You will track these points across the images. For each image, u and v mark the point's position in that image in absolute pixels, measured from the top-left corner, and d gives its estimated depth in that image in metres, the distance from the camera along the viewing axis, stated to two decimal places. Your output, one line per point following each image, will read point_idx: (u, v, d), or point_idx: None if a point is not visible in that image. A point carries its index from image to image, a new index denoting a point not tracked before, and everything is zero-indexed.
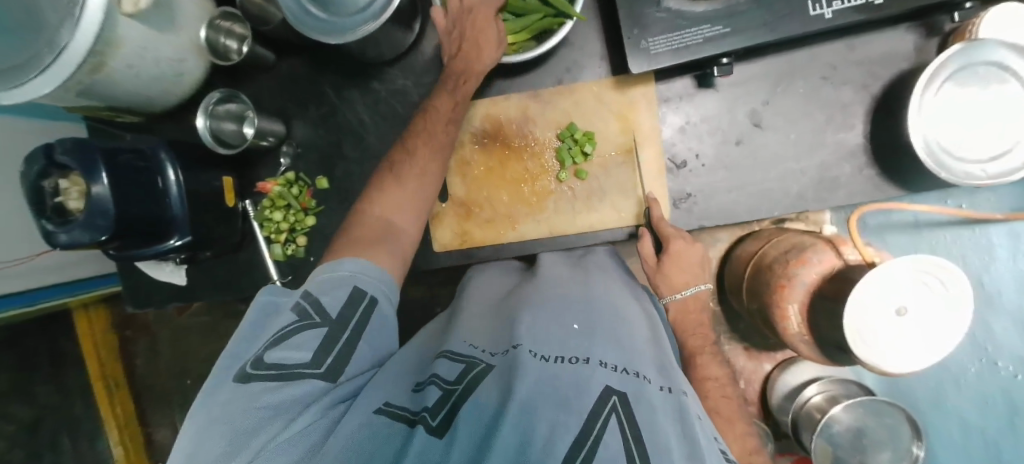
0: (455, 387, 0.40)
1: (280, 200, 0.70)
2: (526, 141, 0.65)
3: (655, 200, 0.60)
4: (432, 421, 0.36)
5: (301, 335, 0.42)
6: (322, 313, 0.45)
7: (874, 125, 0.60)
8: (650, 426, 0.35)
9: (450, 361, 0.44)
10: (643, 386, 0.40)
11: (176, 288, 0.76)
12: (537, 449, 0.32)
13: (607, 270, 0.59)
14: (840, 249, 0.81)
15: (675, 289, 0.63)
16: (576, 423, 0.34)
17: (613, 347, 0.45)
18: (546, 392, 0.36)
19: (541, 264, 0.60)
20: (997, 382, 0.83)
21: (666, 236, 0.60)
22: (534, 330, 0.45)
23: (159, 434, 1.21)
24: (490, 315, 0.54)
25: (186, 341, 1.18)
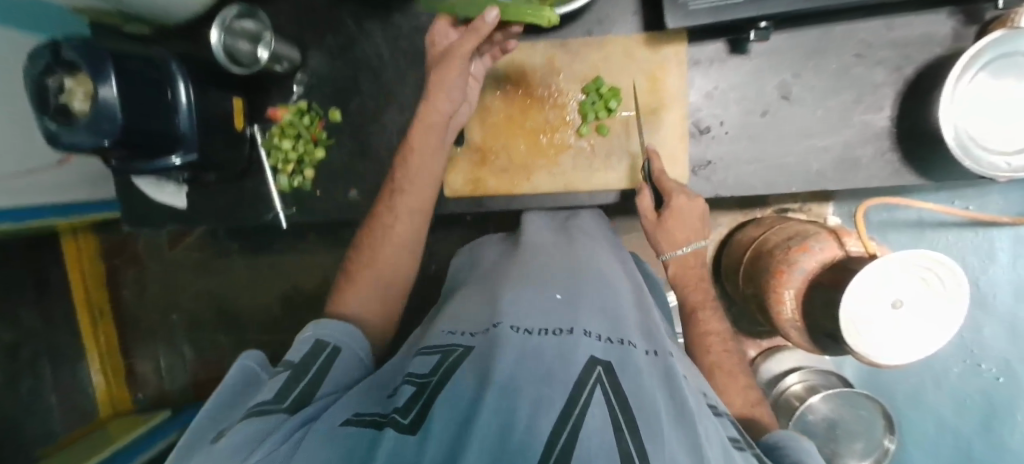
0: (428, 379, 0.39)
1: (290, 129, 0.70)
2: (549, 93, 0.64)
3: (655, 151, 0.59)
4: (401, 421, 0.33)
5: (268, 384, 0.42)
6: (285, 365, 0.46)
7: (903, 109, 0.59)
8: (636, 389, 0.36)
9: (425, 355, 0.44)
10: (628, 351, 0.41)
11: (175, 210, 0.76)
12: (520, 427, 0.29)
13: (595, 242, 0.60)
14: (843, 240, 0.81)
15: (677, 246, 0.60)
16: (561, 394, 0.33)
17: (598, 317, 0.46)
18: (528, 370, 0.36)
19: (525, 231, 0.63)
20: (979, 383, 0.81)
21: (667, 191, 0.59)
22: (517, 309, 0.46)
23: (140, 365, 1.41)
24: (478, 298, 0.55)
25: (176, 275, 1.38)
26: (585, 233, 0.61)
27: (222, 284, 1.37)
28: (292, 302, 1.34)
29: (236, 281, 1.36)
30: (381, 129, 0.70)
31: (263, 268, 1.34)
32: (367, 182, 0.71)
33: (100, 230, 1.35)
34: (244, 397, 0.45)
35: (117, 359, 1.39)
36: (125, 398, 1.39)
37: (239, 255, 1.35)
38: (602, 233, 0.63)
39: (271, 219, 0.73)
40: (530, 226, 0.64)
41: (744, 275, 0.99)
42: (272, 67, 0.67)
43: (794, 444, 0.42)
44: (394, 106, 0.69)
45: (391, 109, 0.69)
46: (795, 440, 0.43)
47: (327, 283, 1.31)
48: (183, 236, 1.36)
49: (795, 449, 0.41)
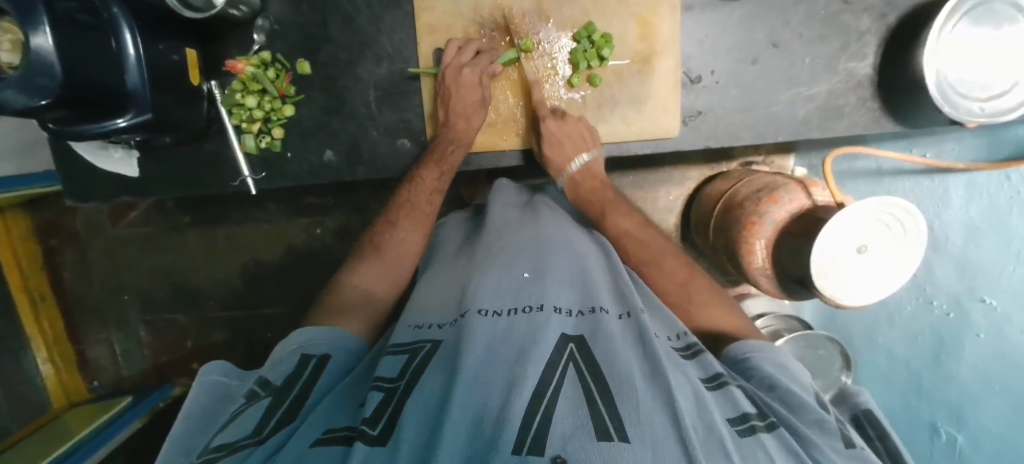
0: (397, 383, 0.35)
1: (253, 84, 0.62)
2: (538, 41, 0.61)
3: (534, 81, 0.61)
4: (369, 433, 0.29)
5: (247, 412, 0.37)
6: (268, 386, 0.40)
7: (885, 57, 0.60)
8: (609, 356, 0.34)
9: (392, 356, 0.39)
10: (600, 320, 0.40)
11: (123, 179, 0.68)
12: (491, 419, 0.27)
13: (562, 224, 0.58)
14: (811, 190, 0.85)
15: (562, 169, 0.62)
16: (534, 375, 0.31)
17: (565, 291, 0.44)
18: (498, 356, 0.34)
19: (491, 213, 0.61)
20: (930, 320, 0.84)
21: (540, 118, 0.60)
22: (483, 291, 0.43)
23: (92, 351, 1.31)
24: (443, 288, 0.51)
25: (123, 252, 1.28)
26: (546, 205, 0.63)
27: (176, 260, 1.28)
28: (256, 275, 1.28)
29: (193, 257, 1.28)
30: (355, 83, 0.65)
31: (220, 241, 1.26)
32: (343, 141, 0.66)
33: (32, 209, 1.23)
34: (215, 419, 0.40)
35: (67, 350, 1.29)
36: (79, 388, 1.30)
37: (192, 228, 1.26)
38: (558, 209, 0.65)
39: (239, 186, 0.68)
40: (497, 206, 0.63)
41: (714, 228, 1.02)
42: (229, 12, 0.59)
43: (791, 369, 0.46)
44: (370, 57, 0.64)
45: (365, 60, 0.64)
46: (773, 356, 0.47)
47: (292, 253, 1.25)
48: (128, 210, 1.25)
49: (765, 364, 0.45)
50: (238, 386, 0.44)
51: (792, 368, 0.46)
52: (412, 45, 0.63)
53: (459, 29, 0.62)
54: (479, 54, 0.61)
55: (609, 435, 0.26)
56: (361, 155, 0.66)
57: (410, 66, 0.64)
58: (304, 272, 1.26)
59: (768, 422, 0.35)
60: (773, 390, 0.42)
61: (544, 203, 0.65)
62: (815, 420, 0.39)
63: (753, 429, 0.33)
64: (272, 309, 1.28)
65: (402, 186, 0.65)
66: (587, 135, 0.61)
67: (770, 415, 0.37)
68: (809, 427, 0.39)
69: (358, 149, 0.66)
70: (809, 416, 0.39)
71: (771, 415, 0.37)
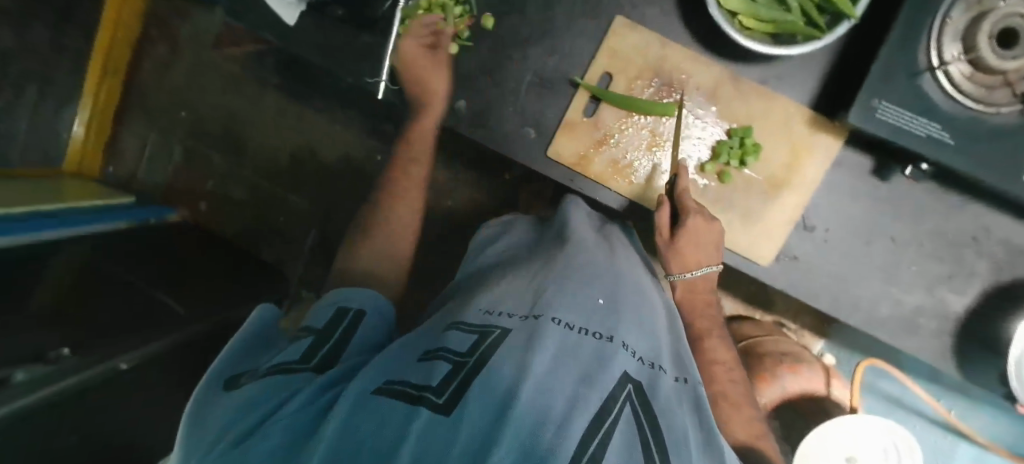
0: (466, 359, 0.36)
1: (438, 11, 0.67)
2: (695, 115, 0.64)
3: (684, 171, 0.60)
4: (436, 400, 0.31)
5: (294, 345, 0.43)
6: (309, 328, 0.46)
7: (982, 305, 0.61)
8: (666, 413, 0.37)
9: (461, 333, 0.40)
10: (658, 376, 0.41)
11: (278, 23, 0.69)
12: (550, 427, 0.29)
13: (634, 264, 0.60)
14: (830, 381, 0.91)
15: (686, 268, 0.63)
16: (595, 400, 0.33)
17: (636, 333, 0.46)
18: (565, 372, 0.36)
19: (571, 225, 0.63)
20: None
21: (688, 209, 0.59)
22: (561, 299, 0.45)
23: (125, 140, 1.34)
24: (518, 277, 0.52)
25: (207, 75, 1.31)
26: (618, 239, 0.65)
27: (245, 109, 1.31)
28: (302, 163, 1.30)
29: (261, 116, 1.31)
30: (519, 59, 0.67)
31: (292, 115, 1.29)
32: (476, 100, 0.68)
33: None
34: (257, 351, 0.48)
35: (105, 127, 1.31)
36: (93, 165, 1.31)
37: (276, 91, 1.30)
38: (630, 248, 0.66)
39: (371, 84, 0.70)
40: (572, 215, 0.66)
41: None
42: None
43: None
44: (545, 46, 0.66)
45: (539, 46, 0.67)
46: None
47: (346, 163, 1.28)
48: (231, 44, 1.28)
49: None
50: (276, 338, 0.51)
51: None
52: (586, 57, 0.66)
53: (634, 66, 0.65)
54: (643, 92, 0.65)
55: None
56: (486, 121, 0.68)
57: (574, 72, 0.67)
58: (346, 185, 1.28)
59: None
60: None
61: (615, 236, 0.67)
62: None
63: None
64: (297, 199, 1.30)
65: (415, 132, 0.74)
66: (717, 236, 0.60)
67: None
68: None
69: (486, 113, 0.68)
70: None
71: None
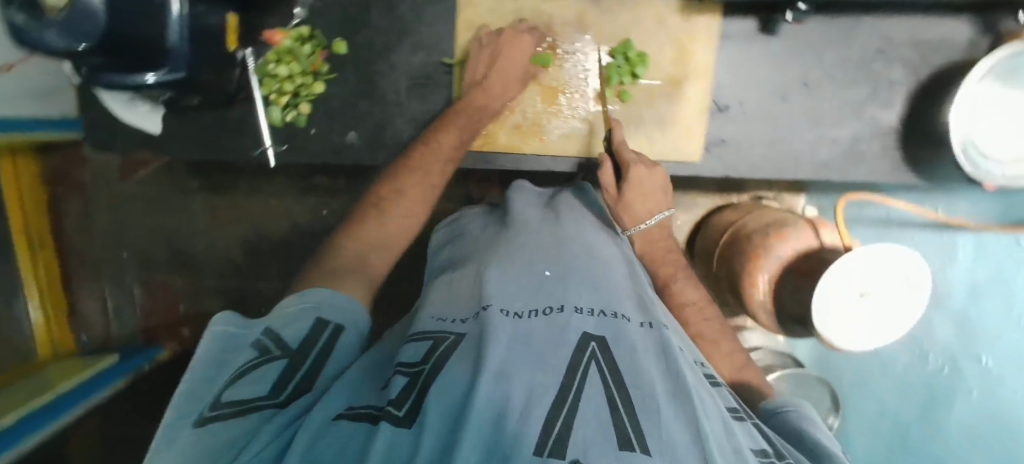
0: (421, 368, 0.35)
1: (288, 56, 0.64)
2: (573, 51, 0.62)
3: (617, 121, 0.60)
4: (396, 414, 0.29)
5: (260, 369, 0.34)
6: (281, 345, 0.37)
7: (913, 109, 0.61)
8: (631, 366, 0.35)
9: (415, 342, 0.40)
10: (622, 325, 0.41)
11: (145, 136, 0.69)
12: (513, 415, 0.28)
13: (582, 223, 0.57)
14: (819, 231, 0.87)
15: (640, 219, 0.60)
16: (555, 380, 0.32)
17: (588, 291, 0.45)
18: (521, 354, 0.34)
19: (513, 210, 0.62)
20: (924, 373, 0.86)
21: (630, 161, 0.59)
22: (502, 289, 0.44)
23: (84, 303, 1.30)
24: (465, 280, 0.51)
25: (129, 206, 1.28)
26: (568, 205, 0.62)
27: (180, 223, 1.28)
28: (256, 248, 1.27)
29: (197, 222, 1.28)
30: (389, 69, 0.65)
31: (225, 209, 1.26)
32: (367, 125, 0.67)
33: (42, 155, 1.22)
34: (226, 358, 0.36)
35: (57, 298, 1.27)
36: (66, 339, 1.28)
37: (200, 194, 1.27)
38: (583, 209, 0.62)
39: (258, 156, 0.69)
40: (518, 202, 0.65)
41: (719, 256, 1.02)
42: None
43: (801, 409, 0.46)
44: (407, 45, 0.64)
45: (401, 47, 0.65)
46: (798, 408, 0.46)
47: (295, 231, 1.25)
48: (139, 167, 1.25)
49: (797, 417, 0.44)
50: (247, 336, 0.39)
51: (809, 414, 0.45)
52: (450, 38, 0.64)
53: (498, 29, 0.63)
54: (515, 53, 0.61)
55: (631, 445, 0.27)
56: (384, 141, 0.67)
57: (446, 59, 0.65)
58: (305, 251, 1.25)
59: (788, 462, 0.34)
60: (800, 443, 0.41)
61: (564, 204, 0.63)
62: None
63: (774, 461, 0.32)
64: (266, 284, 1.28)
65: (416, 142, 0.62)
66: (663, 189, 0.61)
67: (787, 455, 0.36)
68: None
69: (381, 134, 0.67)
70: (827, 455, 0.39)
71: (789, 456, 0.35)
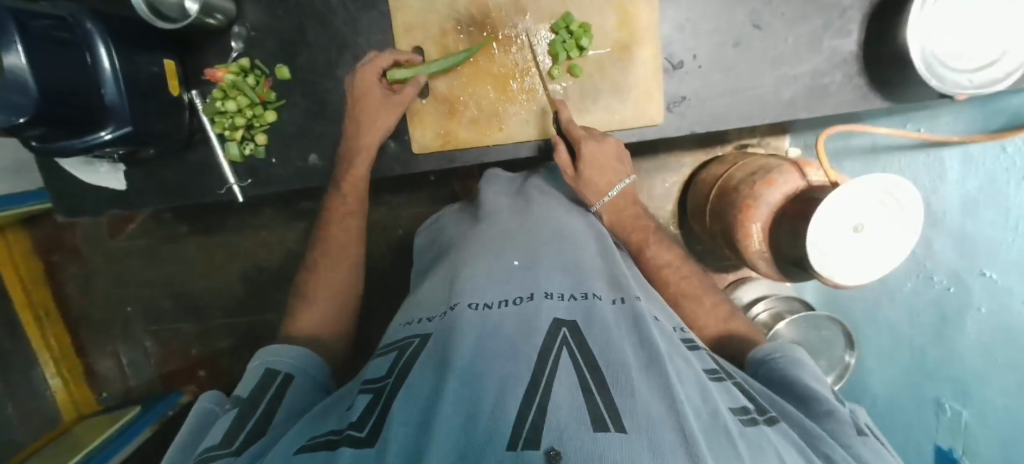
0: (385, 382, 0.37)
1: (234, 92, 0.63)
2: (516, 35, 0.61)
3: (562, 102, 0.59)
4: (358, 434, 0.31)
5: (216, 427, 0.40)
6: (234, 401, 0.43)
7: (871, 31, 0.59)
8: (604, 344, 0.35)
9: (381, 356, 0.42)
10: (593, 304, 0.41)
11: (113, 194, 0.69)
12: (484, 412, 0.28)
13: (553, 207, 0.58)
14: (805, 171, 0.85)
15: (601, 193, 0.60)
16: (527, 368, 0.32)
17: (559, 277, 0.45)
18: (491, 348, 0.35)
19: (483, 202, 0.62)
20: (931, 294, 0.83)
21: (579, 137, 0.58)
22: (473, 284, 0.44)
23: (99, 365, 1.32)
24: (440, 280, 0.51)
25: (124, 264, 1.29)
26: (538, 191, 0.63)
27: (176, 271, 1.29)
28: (256, 281, 1.28)
29: (192, 266, 1.28)
30: (336, 85, 0.65)
31: (217, 249, 1.27)
32: (327, 145, 0.67)
33: (30, 228, 1.24)
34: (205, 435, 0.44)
35: (74, 364, 1.29)
36: (88, 400, 1.30)
37: (190, 239, 1.27)
38: (557, 194, 0.64)
39: (225, 194, 0.69)
40: (490, 190, 0.65)
41: (710, 213, 1.02)
42: (204, 21, 0.60)
43: (792, 355, 0.47)
44: (350, 59, 0.64)
45: (345, 62, 0.65)
46: (787, 352, 0.47)
47: (290, 259, 1.26)
48: (126, 223, 1.26)
49: (786, 363, 0.46)
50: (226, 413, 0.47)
51: (799, 358, 0.46)
52: (390, 44, 0.64)
53: (436, 26, 0.62)
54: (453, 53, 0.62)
55: (605, 425, 0.26)
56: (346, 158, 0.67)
57: None
58: None
59: (768, 417, 0.35)
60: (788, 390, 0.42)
61: (536, 188, 0.64)
62: (826, 412, 0.39)
63: (753, 418, 0.34)
64: (273, 314, 1.29)
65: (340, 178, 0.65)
66: (620, 159, 0.61)
67: (769, 409, 0.38)
68: (820, 418, 0.39)
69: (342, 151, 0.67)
70: (821, 408, 0.40)
71: (768, 410, 0.37)
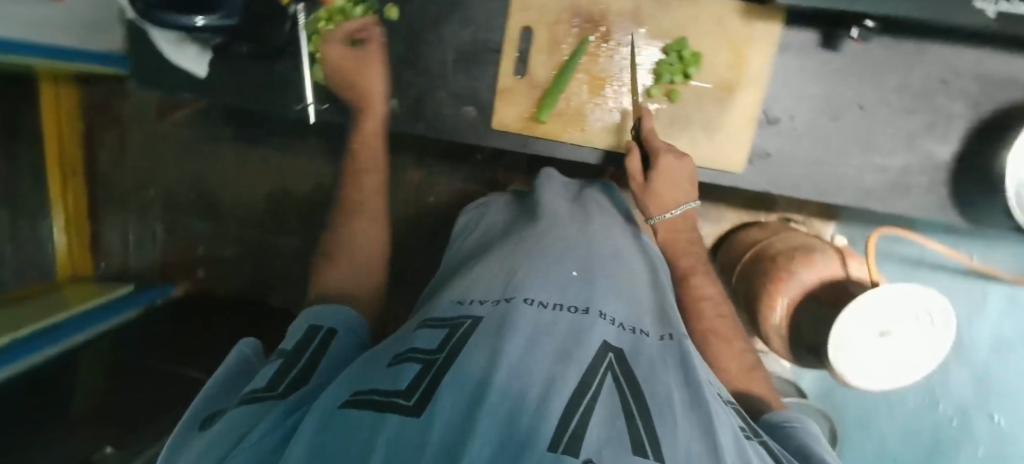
0: (436, 356, 0.35)
1: (338, 15, 0.64)
2: (626, 44, 0.61)
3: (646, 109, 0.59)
4: (405, 402, 0.29)
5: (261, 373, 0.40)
6: (278, 352, 0.43)
7: (969, 146, 0.58)
8: (648, 379, 0.35)
9: (432, 329, 0.41)
10: (641, 340, 0.40)
11: (192, 77, 0.70)
12: (529, 408, 0.28)
13: (611, 227, 0.58)
14: (848, 262, 0.85)
15: (665, 209, 0.59)
16: (573, 378, 0.32)
17: (613, 300, 0.45)
18: (541, 349, 0.34)
19: (542, 203, 0.62)
20: (931, 420, 0.87)
21: (658, 148, 0.58)
22: (531, 281, 0.44)
23: (105, 236, 1.33)
24: (490, 267, 0.51)
25: (161, 147, 1.30)
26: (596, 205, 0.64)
27: (207, 170, 1.30)
28: (278, 205, 1.29)
29: (224, 170, 1.29)
30: (436, 40, 0.66)
31: (253, 162, 1.28)
32: (408, 94, 0.67)
33: (85, 87, 1.25)
34: (241, 384, 0.44)
35: (82, 228, 1.31)
36: (85, 266, 1.32)
37: (229, 143, 1.28)
38: (612, 213, 0.64)
39: (300, 111, 0.70)
40: (548, 192, 0.66)
41: (738, 273, 1.01)
42: None
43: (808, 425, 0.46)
44: (457, 18, 0.65)
45: (452, 20, 0.65)
46: (804, 425, 0.46)
47: (318, 192, 1.26)
48: (174, 109, 1.27)
49: (804, 434, 0.44)
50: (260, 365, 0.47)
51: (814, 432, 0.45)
52: (501, 16, 0.64)
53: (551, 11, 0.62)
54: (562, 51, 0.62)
55: (644, 451, 0.27)
56: (423, 113, 0.68)
57: (495, 37, 0.65)
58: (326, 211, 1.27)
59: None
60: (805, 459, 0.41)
61: (594, 204, 0.64)
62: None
63: None
64: (285, 240, 1.29)
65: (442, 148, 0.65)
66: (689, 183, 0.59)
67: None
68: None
69: (421, 105, 0.68)
70: None
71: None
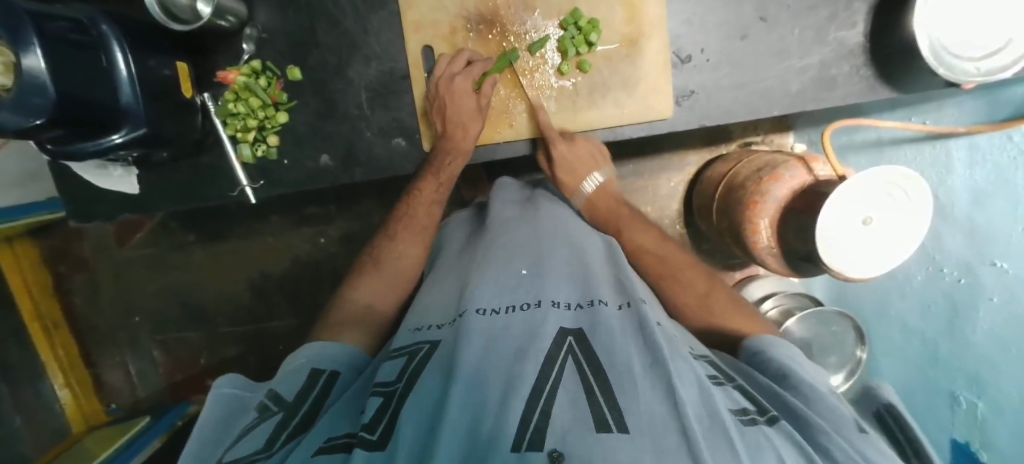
0: (395, 386, 0.38)
1: (246, 93, 0.64)
2: (526, 32, 0.62)
3: (539, 105, 0.62)
4: (369, 438, 0.32)
5: (260, 427, 0.40)
6: (278, 401, 0.43)
7: (875, 24, 0.59)
8: (607, 349, 0.35)
9: (392, 359, 0.42)
10: (598, 310, 0.41)
11: (126, 197, 0.69)
12: (492, 414, 0.29)
13: (560, 216, 0.61)
14: (812, 166, 0.83)
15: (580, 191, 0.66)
16: (532, 373, 0.32)
17: (563, 287, 0.46)
18: (497, 355, 0.35)
19: (491, 210, 0.64)
20: (942, 286, 0.80)
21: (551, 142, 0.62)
22: (481, 290, 0.45)
23: (106, 373, 1.31)
24: (451, 286, 0.53)
25: (129, 271, 1.28)
26: (545, 200, 0.67)
27: (182, 278, 1.29)
28: (264, 289, 1.28)
29: (198, 273, 1.28)
30: (346, 86, 0.66)
31: (225, 256, 1.27)
32: (338, 145, 0.68)
33: (39, 237, 1.24)
34: (226, 429, 0.43)
35: (81, 372, 1.28)
36: (95, 410, 1.29)
37: (197, 246, 1.27)
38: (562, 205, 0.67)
39: (237, 196, 0.69)
40: (498, 200, 0.66)
41: (717, 211, 1.02)
42: (216, 23, 0.61)
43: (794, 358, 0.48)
44: (360, 60, 0.66)
45: (354, 62, 0.66)
46: (787, 356, 0.48)
47: (297, 265, 1.26)
48: (133, 230, 1.26)
49: (784, 363, 0.47)
50: (250, 397, 0.47)
51: (799, 362, 0.47)
52: (399, 45, 0.65)
53: (445, 25, 0.63)
54: (473, 62, 0.62)
55: (607, 426, 0.28)
56: (357, 158, 0.68)
57: (402, 66, 0.66)
58: (311, 282, 1.26)
59: (769, 417, 0.36)
60: (788, 384, 0.44)
61: (543, 199, 0.67)
62: (826, 407, 0.40)
63: (751, 417, 0.35)
64: (281, 321, 1.28)
65: (403, 198, 0.68)
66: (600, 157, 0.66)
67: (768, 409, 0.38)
68: (820, 413, 0.40)
69: (353, 152, 0.68)
70: (822, 403, 0.41)
71: (771, 410, 0.38)
